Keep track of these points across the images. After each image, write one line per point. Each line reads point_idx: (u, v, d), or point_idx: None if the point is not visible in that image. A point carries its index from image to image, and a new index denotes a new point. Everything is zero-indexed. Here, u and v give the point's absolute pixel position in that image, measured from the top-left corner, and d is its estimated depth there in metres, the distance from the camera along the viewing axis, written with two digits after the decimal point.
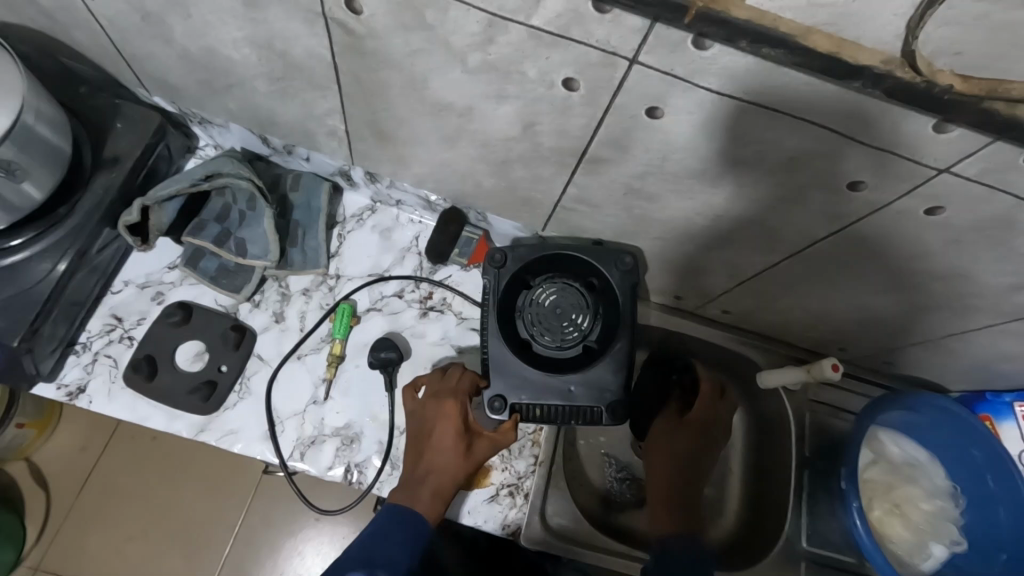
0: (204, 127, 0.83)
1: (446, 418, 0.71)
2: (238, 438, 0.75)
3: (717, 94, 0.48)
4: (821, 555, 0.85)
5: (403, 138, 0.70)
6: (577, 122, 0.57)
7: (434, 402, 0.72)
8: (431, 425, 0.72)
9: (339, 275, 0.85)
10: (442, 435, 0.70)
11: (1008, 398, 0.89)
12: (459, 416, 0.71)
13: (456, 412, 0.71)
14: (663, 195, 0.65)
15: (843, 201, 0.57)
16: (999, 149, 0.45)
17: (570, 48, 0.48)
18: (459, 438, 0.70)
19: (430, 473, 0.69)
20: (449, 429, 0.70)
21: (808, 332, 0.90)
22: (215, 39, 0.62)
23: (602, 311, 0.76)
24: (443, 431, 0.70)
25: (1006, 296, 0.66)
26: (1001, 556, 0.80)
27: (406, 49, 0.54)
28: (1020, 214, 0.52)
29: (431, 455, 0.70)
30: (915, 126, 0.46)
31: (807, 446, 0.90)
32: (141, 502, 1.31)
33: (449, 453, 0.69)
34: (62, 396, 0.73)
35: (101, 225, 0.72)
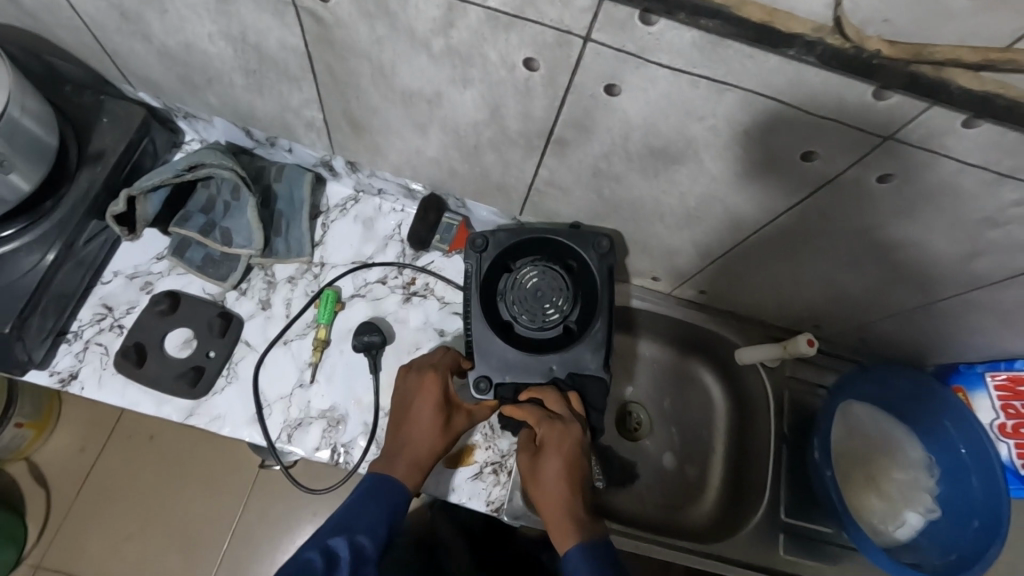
0: (189, 122, 0.85)
1: (427, 391, 0.73)
2: (226, 422, 0.78)
3: (668, 69, 0.50)
4: (800, 526, 0.88)
5: (377, 126, 0.73)
6: (539, 104, 0.59)
7: (415, 376, 0.74)
8: (411, 399, 0.73)
9: (323, 263, 0.87)
10: (423, 407, 0.72)
11: (980, 368, 0.90)
12: (439, 390, 0.72)
13: (436, 386, 0.72)
14: (629, 175, 0.68)
15: (799, 173, 0.59)
16: (935, 115, 0.48)
17: (527, 29, 0.50)
18: (439, 410, 0.72)
19: (409, 444, 0.70)
20: (430, 402, 0.72)
21: (783, 310, 0.92)
22: (192, 34, 0.64)
23: (582, 295, 0.77)
24: (423, 404, 0.72)
25: (962, 265, 0.69)
26: (973, 523, 0.81)
27: (373, 37, 0.56)
28: (963, 179, 0.54)
29: (410, 427, 0.71)
30: (855, 95, 0.48)
31: (785, 421, 0.93)
32: (139, 498, 1.33)
33: (428, 426, 0.71)
34: (55, 382, 0.75)
35: (88, 218, 0.74)
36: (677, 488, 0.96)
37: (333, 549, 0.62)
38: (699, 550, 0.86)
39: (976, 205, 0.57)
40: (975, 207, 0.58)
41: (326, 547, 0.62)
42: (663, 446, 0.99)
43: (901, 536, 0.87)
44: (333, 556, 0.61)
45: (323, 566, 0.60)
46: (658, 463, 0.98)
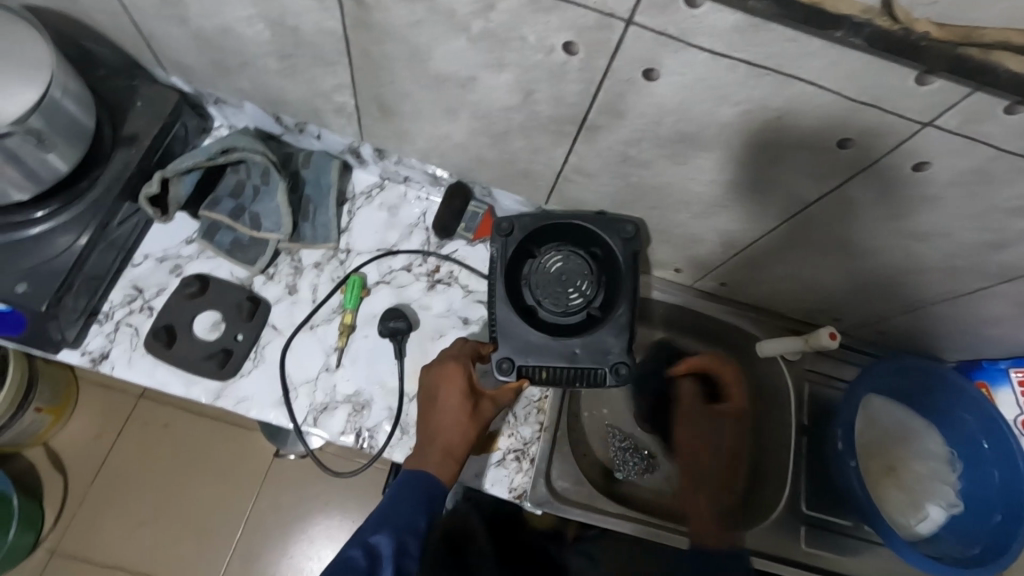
0: (219, 108, 0.86)
1: (450, 381, 0.72)
2: (253, 404, 0.78)
3: (707, 53, 0.51)
4: (819, 518, 0.89)
5: (409, 111, 0.73)
6: (574, 88, 0.60)
7: (437, 368, 0.73)
8: (435, 391, 0.72)
9: (349, 249, 0.88)
10: (448, 397, 0.71)
11: (1004, 364, 0.91)
12: (463, 378, 0.72)
13: (459, 375, 0.72)
14: (659, 162, 0.68)
15: (832, 160, 0.60)
16: (978, 100, 0.48)
17: (568, 12, 0.51)
18: (466, 399, 0.71)
19: (440, 434, 0.70)
20: (455, 392, 0.71)
21: (806, 302, 0.92)
22: (230, 17, 0.65)
23: (606, 279, 0.77)
24: (449, 393, 0.71)
25: (991, 256, 0.69)
26: (996, 516, 0.82)
27: (413, 19, 0.57)
28: (999, 166, 0.54)
29: (440, 418, 0.71)
30: (897, 79, 0.48)
31: (805, 414, 0.94)
32: (156, 483, 1.34)
33: (457, 415, 0.70)
34: (86, 362, 0.76)
35: (122, 199, 0.75)
36: None
37: (375, 546, 0.64)
38: None
39: (1010, 193, 0.57)
40: (1009, 195, 0.58)
41: (367, 544, 0.64)
42: None
43: (923, 530, 0.86)
44: (375, 552, 0.64)
45: (365, 562, 0.63)
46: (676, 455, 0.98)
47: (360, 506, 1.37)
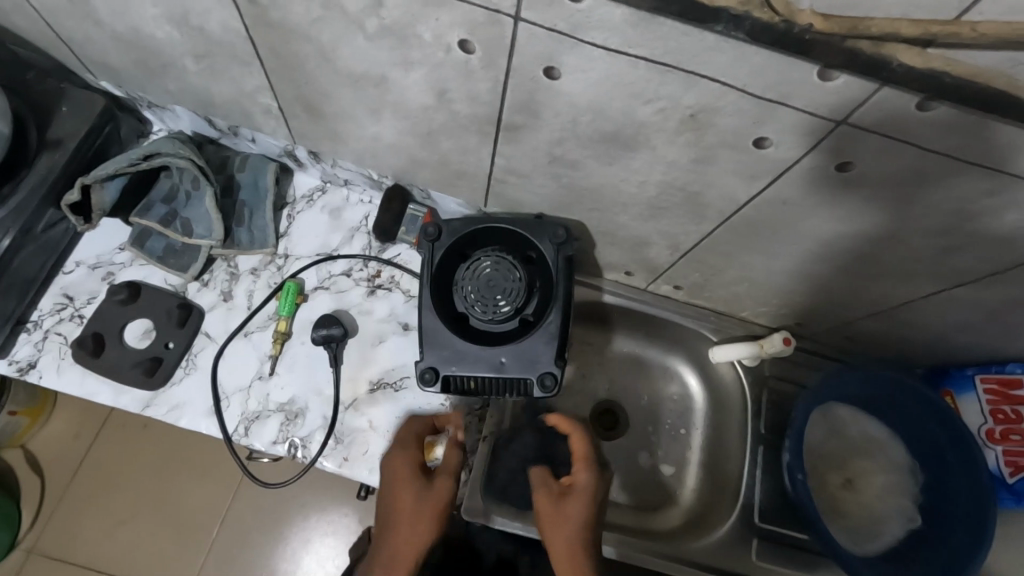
0: (154, 111, 0.85)
1: (398, 469, 0.69)
2: (184, 413, 0.77)
3: (604, 49, 0.48)
4: (776, 531, 0.86)
5: (332, 112, 0.71)
6: (483, 87, 0.57)
7: (386, 457, 0.71)
8: (386, 487, 0.70)
9: (288, 254, 0.86)
10: (398, 486, 0.68)
11: (971, 371, 0.85)
12: (409, 463, 0.70)
13: (404, 460, 0.70)
14: (585, 162, 0.65)
15: (757, 160, 0.56)
16: (888, 96, 0.44)
17: (456, 7, 0.48)
18: (405, 495, 0.68)
19: (392, 556, 0.66)
20: (404, 481, 0.68)
21: (760, 305, 0.89)
22: (138, 18, 0.63)
23: (538, 285, 0.75)
24: (398, 482, 0.68)
25: (941, 259, 0.65)
26: (957, 533, 0.77)
27: (309, 18, 0.55)
28: (928, 166, 0.51)
29: (392, 511, 0.68)
30: (800, 74, 0.45)
31: (763, 422, 0.91)
32: (128, 487, 1.34)
33: (409, 525, 0.67)
34: (13, 371, 0.75)
35: (45, 206, 0.74)
36: (650, 489, 0.94)
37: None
38: (663, 553, 0.83)
39: (947, 193, 0.54)
40: (946, 195, 0.54)
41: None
42: (639, 446, 0.96)
43: (884, 545, 0.83)
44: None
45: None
46: (633, 464, 0.95)
47: (337, 509, 1.35)
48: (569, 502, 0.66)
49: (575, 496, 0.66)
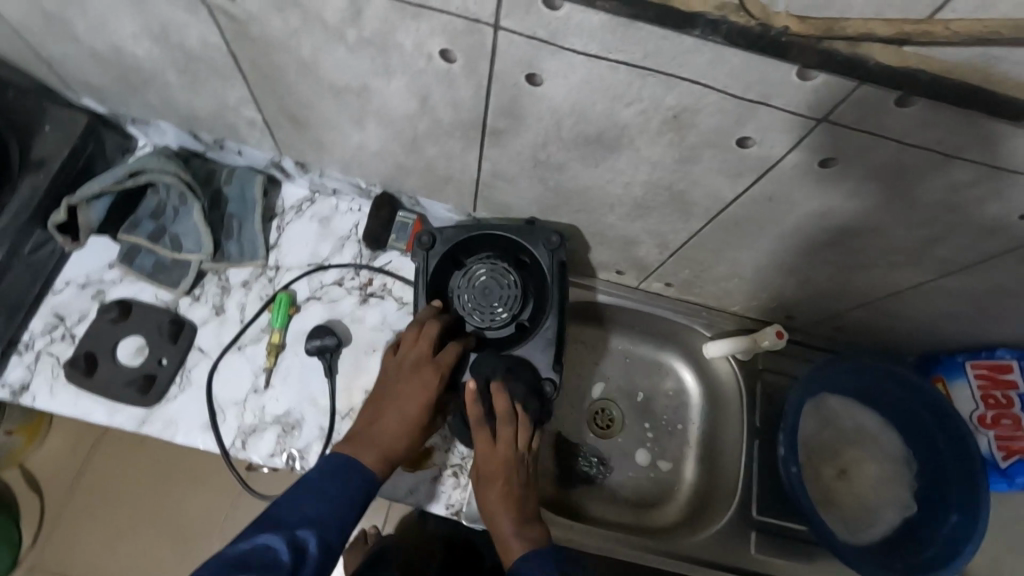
0: (139, 127, 0.85)
1: (421, 386, 0.68)
2: (179, 428, 0.77)
3: (584, 54, 0.48)
4: (773, 523, 0.86)
5: (316, 122, 0.71)
6: (465, 94, 0.57)
7: (410, 370, 0.69)
8: (400, 385, 0.69)
9: (278, 266, 0.86)
10: (411, 400, 0.68)
11: (961, 357, 0.86)
12: (433, 390, 0.69)
13: (432, 384, 0.69)
14: (570, 165, 0.65)
15: (741, 159, 0.57)
16: (866, 94, 0.45)
17: (435, 17, 0.48)
18: (419, 368, 0.69)
19: (382, 426, 0.66)
20: (420, 401, 0.68)
21: (750, 300, 0.89)
22: (116, 35, 0.63)
23: (533, 290, 0.76)
24: (414, 400, 0.68)
25: (926, 249, 0.65)
26: (952, 517, 0.78)
27: (287, 30, 0.55)
28: (908, 158, 0.51)
29: (391, 416, 0.67)
30: (778, 73, 0.45)
31: (758, 415, 0.91)
32: (128, 502, 1.33)
33: (417, 377, 0.69)
34: (6, 394, 0.75)
35: (32, 226, 0.73)
36: (649, 486, 0.94)
37: (301, 540, 0.55)
38: (662, 550, 0.84)
39: (928, 184, 0.54)
40: (927, 186, 0.55)
41: (294, 537, 0.55)
42: (636, 443, 0.97)
43: (880, 534, 0.83)
44: (300, 548, 0.55)
45: (290, 560, 0.53)
46: (630, 461, 0.96)
47: None
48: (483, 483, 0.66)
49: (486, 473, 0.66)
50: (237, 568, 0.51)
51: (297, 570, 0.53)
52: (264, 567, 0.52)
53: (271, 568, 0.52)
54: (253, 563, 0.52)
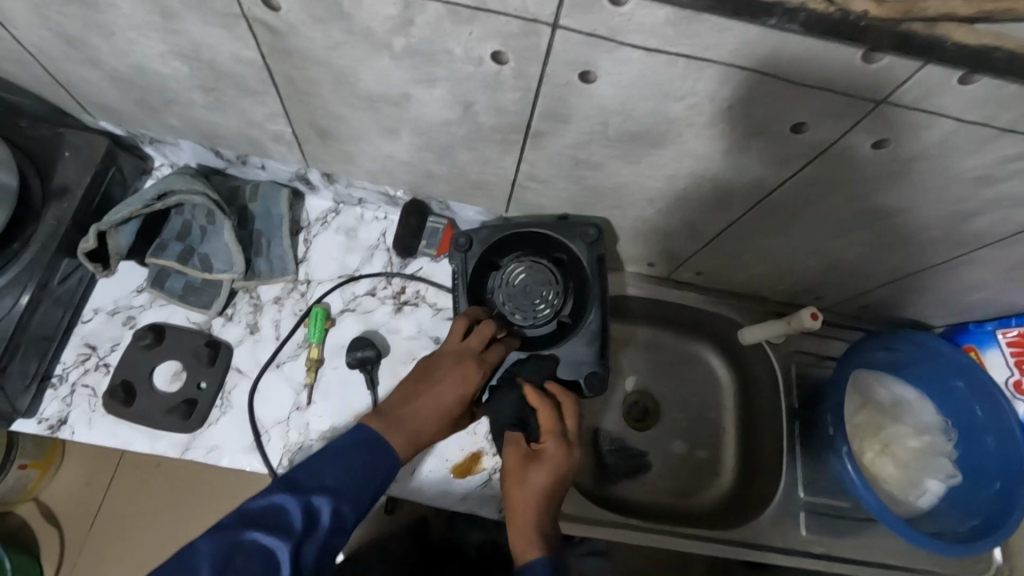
0: (156, 147, 0.82)
1: (462, 379, 0.66)
2: (223, 452, 0.75)
3: (642, 50, 0.47)
4: (818, 503, 0.86)
5: (347, 134, 0.70)
6: (511, 97, 0.56)
7: (455, 359, 0.67)
8: (442, 371, 0.66)
9: (309, 280, 0.85)
10: (449, 389, 0.65)
11: (990, 326, 0.89)
12: (472, 386, 0.66)
13: (473, 379, 0.66)
14: (612, 162, 0.65)
15: (791, 144, 0.56)
16: (930, 74, 0.45)
17: (489, 20, 0.47)
18: (465, 358, 0.67)
19: (418, 409, 0.64)
20: (458, 393, 0.65)
21: (779, 284, 0.90)
22: (142, 55, 0.61)
23: (573, 285, 0.75)
24: (452, 392, 0.65)
25: (964, 225, 0.66)
26: (995, 484, 0.80)
27: (329, 42, 0.53)
28: (962, 138, 0.52)
29: (425, 401, 0.64)
30: (842, 59, 0.45)
31: (795, 397, 0.90)
32: (156, 531, 1.21)
33: (463, 367, 0.66)
34: (44, 430, 0.74)
35: (60, 256, 0.72)
36: (690, 474, 0.95)
37: (315, 509, 0.55)
38: (718, 537, 0.84)
39: (977, 161, 0.55)
40: (975, 163, 0.55)
41: (308, 504, 0.55)
42: (674, 434, 0.97)
43: (923, 505, 0.85)
44: (313, 516, 0.55)
45: (301, 527, 0.54)
46: (668, 452, 0.96)
47: None
48: (533, 478, 0.62)
49: (542, 469, 0.63)
50: (251, 525, 0.53)
51: (306, 537, 0.54)
52: (277, 527, 0.53)
53: (282, 532, 0.53)
54: (266, 522, 0.53)
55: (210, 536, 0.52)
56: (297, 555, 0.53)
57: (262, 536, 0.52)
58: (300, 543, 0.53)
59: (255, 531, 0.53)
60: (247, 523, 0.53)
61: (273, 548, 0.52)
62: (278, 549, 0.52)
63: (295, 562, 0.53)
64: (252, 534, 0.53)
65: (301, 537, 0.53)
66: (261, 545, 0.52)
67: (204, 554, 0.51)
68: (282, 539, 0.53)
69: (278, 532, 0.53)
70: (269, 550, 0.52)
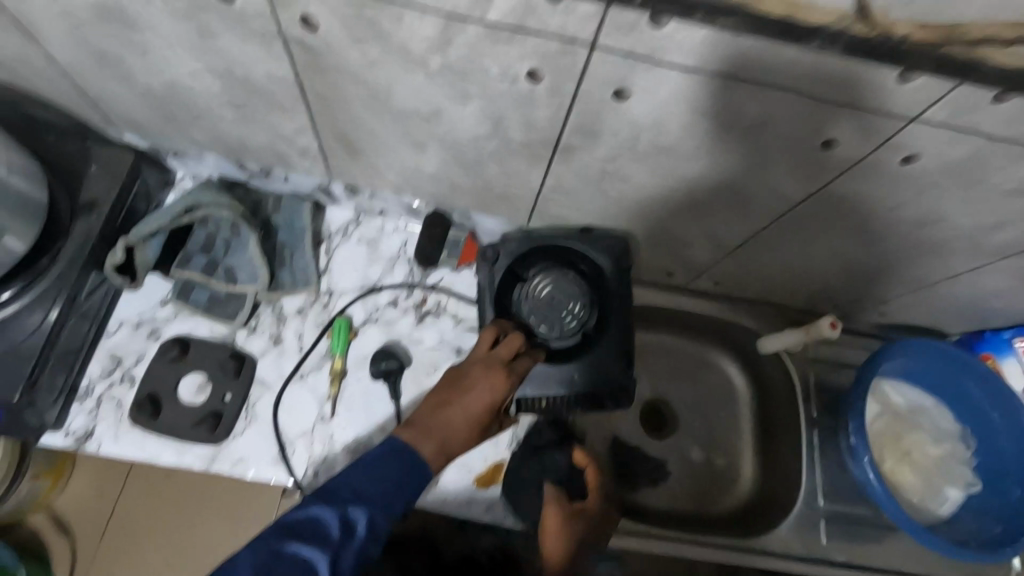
0: (179, 160, 0.83)
1: (491, 386, 0.67)
2: (249, 464, 0.76)
3: (679, 70, 0.48)
4: (839, 511, 0.86)
5: (375, 147, 0.70)
6: (544, 113, 0.57)
7: (483, 367, 0.68)
8: (470, 380, 0.67)
9: (331, 291, 0.85)
10: (478, 397, 0.66)
11: (1007, 334, 0.90)
12: (501, 393, 0.67)
13: (501, 387, 0.67)
14: (639, 175, 0.65)
15: (820, 159, 0.57)
16: (963, 94, 0.45)
17: (527, 41, 0.48)
18: (494, 366, 0.68)
19: (448, 417, 0.64)
20: (486, 400, 0.66)
21: (797, 293, 0.91)
22: (175, 72, 0.62)
23: (598, 297, 0.76)
24: (481, 400, 0.66)
25: (986, 236, 0.67)
26: (1015, 492, 0.81)
27: (365, 60, 0.54)
28: (992, 153, 0.52)
29: (454, 410, 0.65)
30: (878, 80, 0.45)
31: (814, 405, 0.91)
32: (170, 540, 1.18)
33: (491, 375, 0.67)
34: (71, 443, 0.74)
35: (88, 269, 0.72)
36: (709, 482, 0.95)
37: (350, 519, 0.55)
38: (741, 546, 0.84)
39: (1005, 175, 0.55)
40: (1002, 178, 0.56)
41: (344, 515, 0.55)
42: (692, 442, 0.97)
43: (944, 513, 0.86)
44: (349, 526, 0.55)
45: (338, 537, 0.54)
46: (687, 459, 0.96)
47: None
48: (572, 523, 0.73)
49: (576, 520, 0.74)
50: (289, 536, 0.53)
51: (343, 547, 0.54)
52: (315, 538, 0.54)
53: (319, 542, 0.53)
54: (304, 533, 0.54)
55: (249, 548, 0.52)
56: (335, 565, 0.53)
57: (301, 547, 0.53)
58: (338, 552, 0.54)
59: (293, 542, 0.53)
60: (285, 534, 0.53)
61: (312, 558, 0.53)
62: (316, 560, 0.52)
63: (334, 571, 0.53)
64: (291, 545, 0.53)
65: (338, 547, 0.54)
66: (300, 556, 0.52)
67: (245, 562, 0.51)
68: (320, 549, 0.53)
69: (316, 542, 0.53)
70: (307, 561, 0.52)
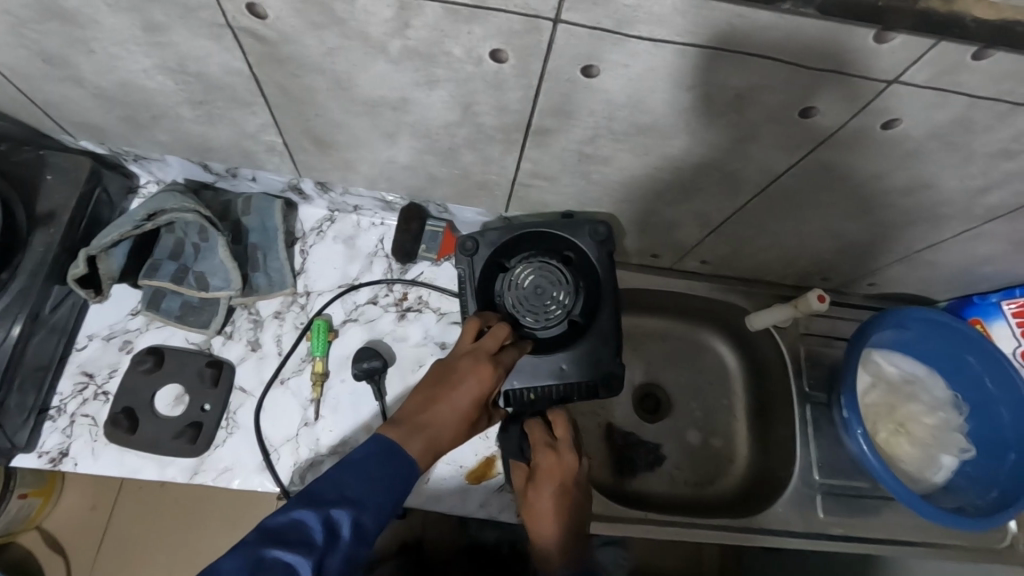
0: (142, 164, 0.80)
1: (478, 380, 0.65)
2: (234, 474, 0.74)
3: (650, 42, 0.46)
4: (836, 485, 0.86)
5: (343, 141, 0.68)
6: (513, 95, 0.55)
7: (469, 360, 0.66)
8: (457, 374, 0.65)
9: (309, 292, 0.83)
10: (465, 392, 0.64)
11: (995, 299, 0.89)
12: (489, 386, 0.65)
13: (489, 380, 0.65)
14: (617, 156, 0.64)
15: (801, 129, 0.55)
16: (944, 52, 0.44)
17: (490, 18, 0.45)
18: (480, 358, 0.66)
19: (434, 415, 0.62)
20: (474, 393, 0.64)
21: (785, 267, 0.89)
22: (126, 71, 0.59)
23: (583, 283, 0.74)
24: (468, 396, 0.64)
25: (974, 200, 0.66)
26: (1011, 455, 0.81)
27: (322, 48, 0.51)
28: (977, 113, 0.51)
29: (441, 407, 0.63)
30: (854, 41, 0.43)
31: (806, 380, 0.90)
32: (165, 552, 1.16)
33: (478, 368, 0.65)
34: (46, 463, 0.72)
35: (50, 284, 0.70)
36: (705, 462, 0.95)
37: (335, 522, 0.53)
38: (741, 527, 0.83)
39: (991, 137, 0.54)
40: (987, 138, 0.54)
41: (328, 517, 0.53)
42: (687, 423, 0.97)
43: (940, 480, 0.86)
44: (333, 529, 0.53)
45: (322, 541, 0.52)
46: (682, 442, 0.96)
47: None
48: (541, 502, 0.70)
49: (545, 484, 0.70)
50: (272, 543, 0.51)
51: (328, 551, 0.52)
52: (299, 544, 0.51)
53: (304, 547, 0.51)
54: (288, 539, 0.52)
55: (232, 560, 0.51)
56: (320, 569, 0.51)
57: (284, 554, 0.51)
58: (323, 556, 0.52)
59: (276, 548, 0.51)
60: (268, 540, 0.51)
61: (296, 565, 0.50)
62: (299, 565, 0.50)
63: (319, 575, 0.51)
64: (274, 552, 0.51)
65: (323, 551, 0.52)
66: (284, 563, 0.50)
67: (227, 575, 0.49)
68: (306, 555, 0.51)
69: (301, 549, 0.51)
70: (290, 566, 0.50)
